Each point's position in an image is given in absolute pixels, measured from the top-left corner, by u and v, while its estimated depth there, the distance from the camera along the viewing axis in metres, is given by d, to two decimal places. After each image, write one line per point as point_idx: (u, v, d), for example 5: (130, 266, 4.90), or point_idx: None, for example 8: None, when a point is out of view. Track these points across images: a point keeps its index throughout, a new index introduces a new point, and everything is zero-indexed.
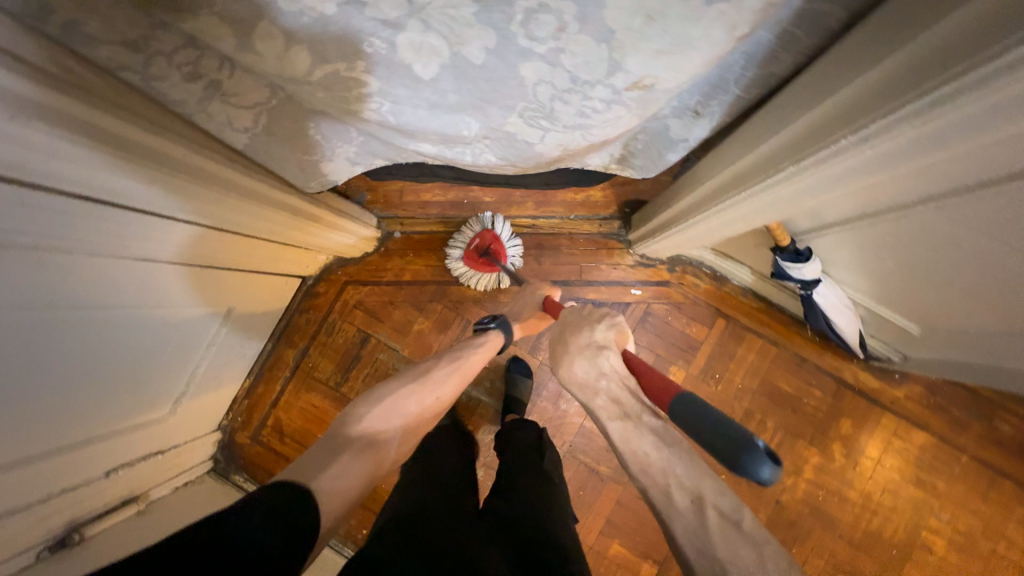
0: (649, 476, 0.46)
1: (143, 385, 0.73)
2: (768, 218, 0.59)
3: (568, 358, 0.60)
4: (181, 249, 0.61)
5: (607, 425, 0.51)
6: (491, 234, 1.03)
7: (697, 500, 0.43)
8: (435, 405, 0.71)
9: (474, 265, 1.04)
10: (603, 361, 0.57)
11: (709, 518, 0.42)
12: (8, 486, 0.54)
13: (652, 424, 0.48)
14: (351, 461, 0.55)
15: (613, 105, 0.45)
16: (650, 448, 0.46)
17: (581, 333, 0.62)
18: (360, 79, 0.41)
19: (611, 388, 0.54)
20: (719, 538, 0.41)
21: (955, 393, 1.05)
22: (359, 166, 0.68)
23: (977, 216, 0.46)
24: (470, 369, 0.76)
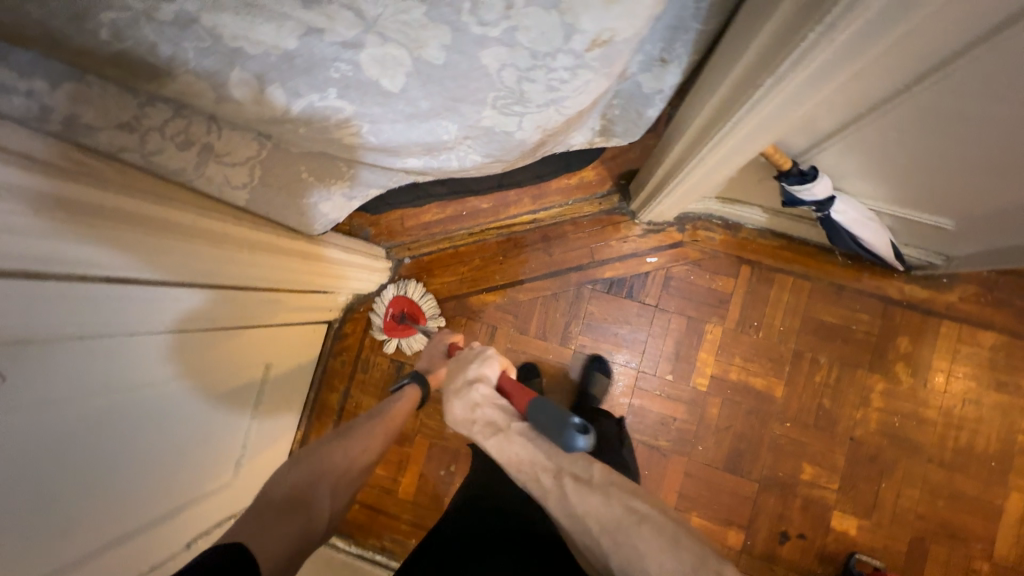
0: (524, 470, 0.58)
1: (197, 455, 0.74)
2: (763, 144, 0.58)
3: (449, 403, 0.66)
4: (211, 313, 0.64)
5: (484, 442, 0.62)
6: (402, 299, 1.11)
7: (556, 475, 0.57)
8: (367, 455, 0.73)
9: (400, 331, 1.10)
10: (474, 394, 0.65)
11: (567, 485, 0.56)
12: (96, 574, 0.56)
13: (519, 430, 0.60)
14: (277, 523, 0.57)
15: (579, 71, 0.46)
16: (519, 450, 0.59)
17: (455, 375, 0.68)
18: (334, 106, 0.43)
19: (487, 414, 0.63)
20: (574, 496, 0.55)
21: (1012, 283, 0.99)
22: (354, 201, 0.71)
23: (980, 75, 0.45)
24: (396, 416, 0.80)
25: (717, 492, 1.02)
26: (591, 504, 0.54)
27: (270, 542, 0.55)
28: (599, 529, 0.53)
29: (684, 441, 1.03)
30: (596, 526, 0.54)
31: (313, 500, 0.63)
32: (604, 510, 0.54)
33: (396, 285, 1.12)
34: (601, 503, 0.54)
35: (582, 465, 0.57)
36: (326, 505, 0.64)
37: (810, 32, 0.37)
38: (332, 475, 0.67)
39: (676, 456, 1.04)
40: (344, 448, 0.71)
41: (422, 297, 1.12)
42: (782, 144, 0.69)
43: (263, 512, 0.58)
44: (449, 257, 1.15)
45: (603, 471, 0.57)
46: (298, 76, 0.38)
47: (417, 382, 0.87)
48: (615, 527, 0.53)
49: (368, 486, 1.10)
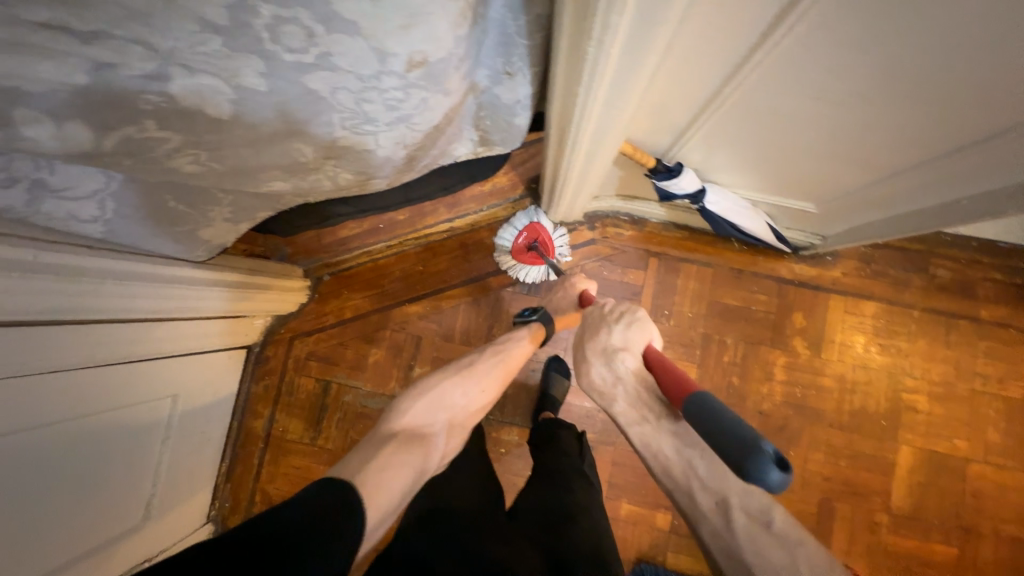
0: (672, 475, 0.65)
1: (93, 497, 0.74)
2: (613, 145, 0.62)
3: (587, 366, 0.74)
4: (86, 349, 0.68)
5: (630, 430, 0.70)
6: (539, 228, 1.06)
7: (721, 502, 0.61)
8: (481, 395, 0.80)
9: (523, 258, 1.07)
10: (620, 365, 0.70)
11: (733, 518, 0.60)
12: None
13: (672, 429, 0.66)
14: (399, 451, 0.63)
15: (410, 90, 0.48)
16: (670, 451, 0.65)
17: (599, 338, 0.73)
18: (157, 136, 0.43)
19: (629, 392, 0.69)
20: (739, 531, 0.59)
21: (885, 256, 1.09)
22: (241, 225, 0.72)
23: (775, 66, 0.51)
24: (511, 362, 0.85)
25: (641, 476, 1.07)
26: (762, 549, 0.57)
27: (392, 462, 0.61)
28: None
29: (609, 431, 1.08)
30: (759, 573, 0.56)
31: (428, 434, 0.70)
32: (775, 562, 0.56)
33: (540, 210, 1.06)
34: (779, 551, 0.56)
35: (757, 505, 0.60)
36: (441, 440, 0.72)
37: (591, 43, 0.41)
38: (449, 410, 0.75)
39: (603, 446, 1.08)
40: (464, 384, 0.78)
41: (558, 234, 1.08)
42: (640, 146, 0.76)
43: (387, 442, 0.64)
44: (370, 271, 1.16)
45: (791, 530, 0.58)
46: (98, 109, 0.38)
47: (544, 321, 0.90)
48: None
49: None
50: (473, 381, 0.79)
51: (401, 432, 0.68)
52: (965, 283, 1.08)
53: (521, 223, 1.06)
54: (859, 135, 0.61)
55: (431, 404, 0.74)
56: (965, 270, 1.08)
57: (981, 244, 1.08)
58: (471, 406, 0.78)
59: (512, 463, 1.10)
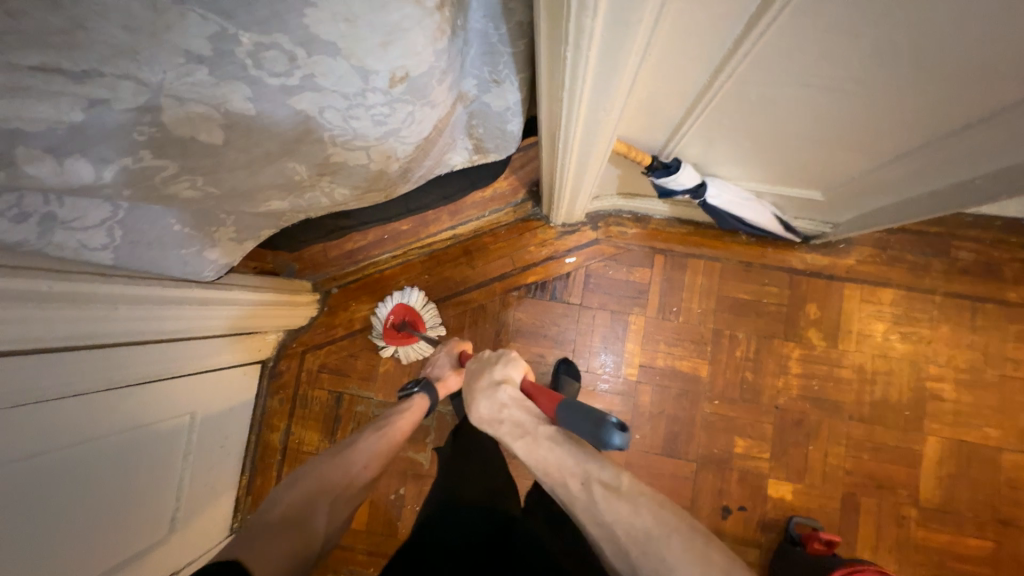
0: (550, 474, 0.58)
1: (119, 515, 0.76)
2: (605, 145, 0.62)
3: (473, 402, 0.69)
4: (105, 371, 0.70)
5: (513, 446, 0.62)
6: (403, 308, 1.12)
7: (583, 481, 0.56)
8: (366, 470, 0.74)
9: (397, 339, 1.10)
10: (501, 394, 0.67)
11: (595, 491, 0.55)
12: None
13: (546, 432, 0.61)
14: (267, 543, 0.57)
15: (396, 105, 0.48)
16: (547, 452, 0.59)
17: (481, 376, 0.71)
18: (154, 165, 0.44)
19: (514, 414, 0.65)
20: (602, 504, 0.55)
21: (902, 241, 1.05)
22: (246, 243, 0.73)
23: (764, 56, 0.50)
24: (399, 428, 0.82)
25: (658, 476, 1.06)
26: (621, 513, 0.53)
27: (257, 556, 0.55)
28: (628, 541, 0.52)
29: None
30: (625, 538, 0.52)
31: (311, 517, 0.64)
32: (635, 523, 0.53)
33: (398, 293, 1.12)
34: (630, 510, 0.53)
35: (612, 475, 0.56)
36: (320, 525, 0.64)
37: (568, 47, 0.41)
38: (333, 488, 0.69)
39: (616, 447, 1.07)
40: (345, 461, 0.72)
41: (424, 306, 1.13)
42: (634, 144, 0.75)
43: (251, 538, 0.57)
44: (376, 282, 1.18)
45: (636, 486, 0.56)
46: (97, 144, 0.40)
47: (427, 392, 0.90)
48: (645, 537, 0.51)
49: None
50: (356, 457, 0.74)
51: (275, 520, 0.61)
52: (989, 265, 1.03)
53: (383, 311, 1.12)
54: (858, 119, 0.60)
55: (310, 486, 0.67)
56: (987, 251, 1.03)
57: (1004, 223, 1.03)
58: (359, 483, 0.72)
59: (526, 467, 1.09)
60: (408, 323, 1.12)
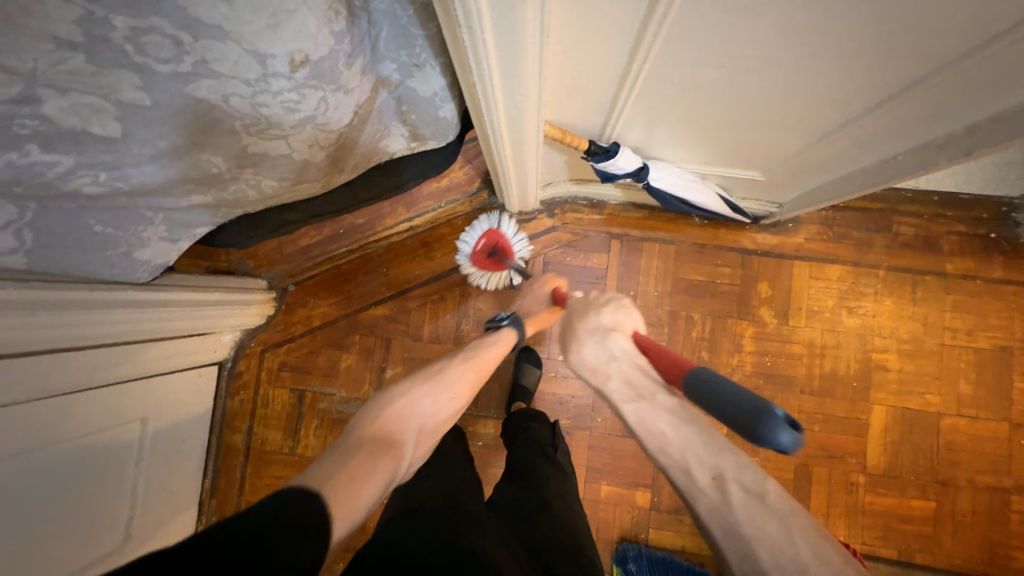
0: (668, 452, 0.54)
1: (69, 523, 0.75)
2: (535, 130, 0.62)
3: (578, 342, 0.66)
4: (37, 382, 0.68)
5: (624, 409, 0.59)
6: (500, 234, 1.06)
7: (716, 477, 0.50)
8: (452, 402, 0.73)
9: (485, 265, 1.06)
10: (612, 344, 0.63)
11: (730, 493, 0.49)
12: None
13: (666, 403, 0.56)
14: (373, 456, 0.55)
15: (304, 91, 0.48)
16: (667, 428, 0.54)
17: (589, 318, 0.67)
18: (47, 160, 0.42)
19: (624, 371, 0.61)
20: (738, 510, 0.49)
21: (846, 218, 1.08)
22: (182, 242, 0.72)
23: (673, 37, 0.51)
24: (484, 365, 0.80)
25: (618, 458, 1.08)
26: (763, 529, 0.47)
27: (367, 469, 0.52)
28: (770, 564, 0.46)
29: (583, 416, 1.09)
30: (769, 561, 0.46)
31: (401, 441, 0.62)
32: (781, 547, 0.46)
33: (493, 216, 1.06)
34: (777, 531, 0.47)
35: (756, 480, 0.49)
36: (412, 449, 0.63)
37: (465, 31, 0.41)
38: (419, 416, 0.67)
39: (578, 432, 1.09)
40: (435, 389, 0.71)
41: (516, 235, 1.07)
42: (571, 129, 0.75)
43: (358, 446, 0.55)
44: (335, 277, 1.16)
45: (786, 503, 0.48)
46: None
47: (514, 326, 0.89)
48: (799, 571, 0.44)
49: None
50: (444, 386, 0.73)
51: (370, 438, 0.58)
52: (930, 238, 1.07)
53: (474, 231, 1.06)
54: (780, 98, 0.61)
55: (399, 411, 0.65)
56: (927, 225, 1.07)
57: (943, 196, 1.07)
58: (445, 411, 0.72)
59: (490, 456, 1.10)
60: (498, 250, 1.07)
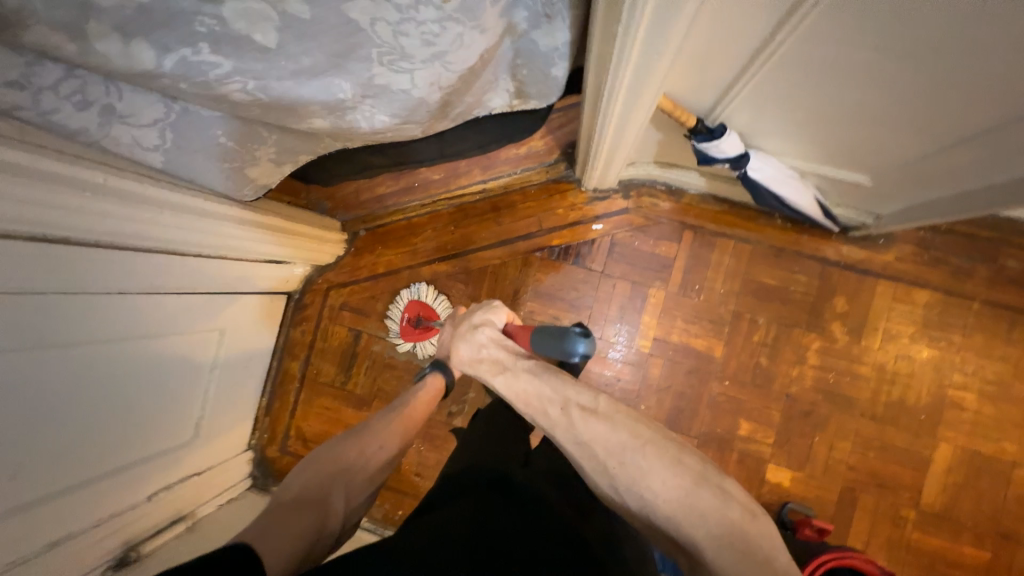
0: (532, 404, 0.59)
1: (138, 423, 0.83)
2: (653, 93, 0.61)
3: (455, 346, 0.71)
4: (149, 277, 0.75)
5: (494, 381, 0.64)
6: (416, 304, 1.15)
7: (563, 405, 0.57)
8: (381, 454, 0.68)
9: (416, 335, 1.14)
10: (480, 336, 0.69)
11: (573, 414, 0.56)
12: (17, 529, 0.66)
13: (525, 366, 0.63)
14: (288, 524, 0.53)
15: (446, 24, 0.50)
16: (527, 384, 0.60)
17: (463, 322, 0.73)
18: (211, 60, 0.46)
19: (493, 352, 0.67)
20: (580, 424, 0.56)
21: (947, 241, 1.01)
22: (285, 165, 0.76)
23: (834, 14, 0.47)
24: (415, 409, 0.76)
25: None
26: (600, 433, 0.55)
27: (275, 537, 0.50)
28: (605, 453, 0.54)
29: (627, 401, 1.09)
30: (603, 449, 0.55)
31: (323, 501, 0.58)
32: (611, 435, 0.55)
33: (408, 290, 1.16)
34: (606, 427, 0.55)
35: (590, 398, 0.58)
36: (339, 508, 0.60)
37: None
38: (346, 472, 0.63)
39: None
40: (359, 442, 0.67)
41: (435, 300, 1.15)
42: (680, 103, 0.73)
43: (268, 516, 0.54)
44: (404, 228, 1.19)
45: (609, 403, 0.57)
46: (159, 28, 0.43)
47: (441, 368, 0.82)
48: (621, 450, 0.54)
49: None
50: (369, 438, 0.68)
51: (289, 501, 0.57)
52: None
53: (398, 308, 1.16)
54: (923, 98, 0.56)
55: (324, 466, 0.63)
56: None
57: None
58: (374, 463, 0.67)
59: None
60: (423, 318, 1.15)
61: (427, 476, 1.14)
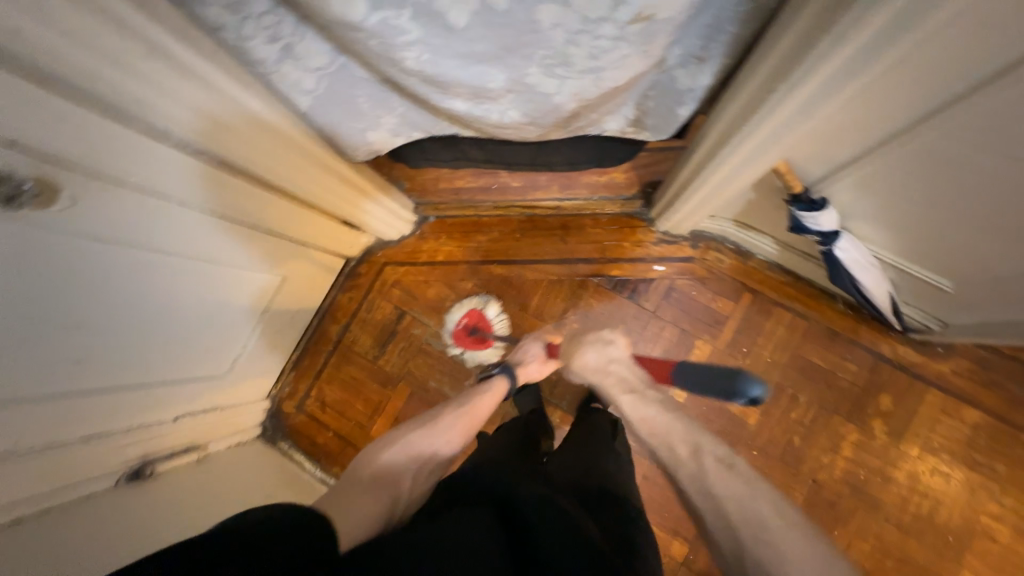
0: (655, 431, 0.66)
1: (192, 346, 0.87)
2: (778, 151, 0.65)
3: (580, 351, 0.78)
4: (250, 211, 0.79)
5: (619, 399, 0.72)
6: (477, 313, 1.17)
7: (693, 450, 0.63)
8: (447, 448, 0.75)
9: (467, 343, 1.17)
10: (610, 350, 0.76)
11: (707, 462, 0.61)
12: (59, 412, 0.68)
13: (654, 396, 0.70)
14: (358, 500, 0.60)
15: (620, 42, 0.53)
16: (655, 414, 0.68)
17: (593, 330, 0.81)
18: (404, 26, 0.50)
19: (620, 371, 0.74)
20: (715, 478, 0.60)
21: (1007, 367, 0.99)
22: (397, 139, 0.83)
23: (972, 122, 0.51)
24: (479, 407, 0.83)
25: (668, 498, 1.06)
26: (735, 495, 0.58)
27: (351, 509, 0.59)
28: (738, 518, 0.56)
29: None
30: (735, 512, 0.57)
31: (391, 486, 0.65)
32: (749, 501, 0.57)
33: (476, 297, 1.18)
34: (742, 488, 0.58)
35: (727, 453, 0.62)
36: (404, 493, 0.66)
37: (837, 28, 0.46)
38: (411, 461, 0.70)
39: (639, 457, 1.08)
40: (428, 434, 0.74)
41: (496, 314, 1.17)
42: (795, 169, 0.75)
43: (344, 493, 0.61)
44: (472, 224, 1.22)
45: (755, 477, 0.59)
46: None
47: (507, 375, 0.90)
48: (759, 521, 0.55)
49: (344, 420, 1.18)
50: (437, 431, 0.75)
51: (370, 476, 0.65)
52: None
53: (455, 314, 1.19)
54: None
55: (402, 447, 0.70)
56: None
57: None
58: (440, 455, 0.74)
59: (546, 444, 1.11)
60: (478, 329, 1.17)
61: None
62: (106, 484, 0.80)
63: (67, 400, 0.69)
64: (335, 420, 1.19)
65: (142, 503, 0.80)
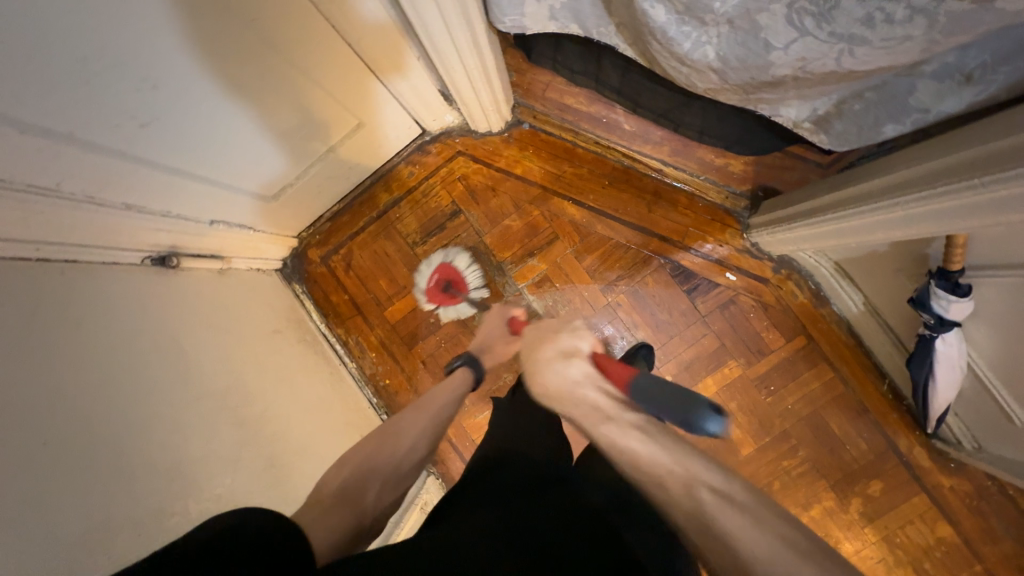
0: (642, 472, 0.47)
1: (250, 155, 0.81)
2: (968, 223, 0.57)
3: (535, 369, 0.56)
4: (360, 30, 0.70)
5: (592, 433, 0.51)
6: (445, 269, 1.11)
7: (687, 482, 0.44)
8: (411, 455, 0.62)
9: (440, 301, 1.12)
10: (572, 366, 0.55)
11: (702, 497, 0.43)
12: (111, 171, 0.63)
13: (632, 421, 0.50)
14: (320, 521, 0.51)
15: (914, 17, 0.43)
16: (637, 445, 0.47)
17: (542, 343, 0.58)
18: None
19: (591, 396, 0.52)
20: (717, 516, 0.42)
21: (1003, 506, 0.99)
22: (552, 25, 0.74)
23: None
24: (440, 409, 0.68)
25: None
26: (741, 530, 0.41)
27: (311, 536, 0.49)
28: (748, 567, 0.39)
29: None
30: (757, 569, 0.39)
31: (356, 502, 0.55)
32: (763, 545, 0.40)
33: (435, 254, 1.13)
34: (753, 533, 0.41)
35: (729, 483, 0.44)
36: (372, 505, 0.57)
37: None
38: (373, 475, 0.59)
39: None
40: (387, 444, 0.61)
41: (468, 267, 1.11)
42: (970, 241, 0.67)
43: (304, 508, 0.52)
44: (564, 150, 1.11)
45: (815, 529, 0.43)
46: None
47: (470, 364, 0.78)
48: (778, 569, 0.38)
49: (363, 290, 1.16)
50: (396, 441, 0.62)
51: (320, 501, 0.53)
52: None
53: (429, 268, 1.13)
54: None
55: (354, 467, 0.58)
56: None
57: None
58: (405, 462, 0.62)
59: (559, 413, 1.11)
60: (451, 284, 1.12)
61: (432, 368, 1.14)
62: (134, 260, 0.77)
63: (122, 161, 0.63)
64: (353, 286, 1.16)
65: (164, 291, 0.79)
